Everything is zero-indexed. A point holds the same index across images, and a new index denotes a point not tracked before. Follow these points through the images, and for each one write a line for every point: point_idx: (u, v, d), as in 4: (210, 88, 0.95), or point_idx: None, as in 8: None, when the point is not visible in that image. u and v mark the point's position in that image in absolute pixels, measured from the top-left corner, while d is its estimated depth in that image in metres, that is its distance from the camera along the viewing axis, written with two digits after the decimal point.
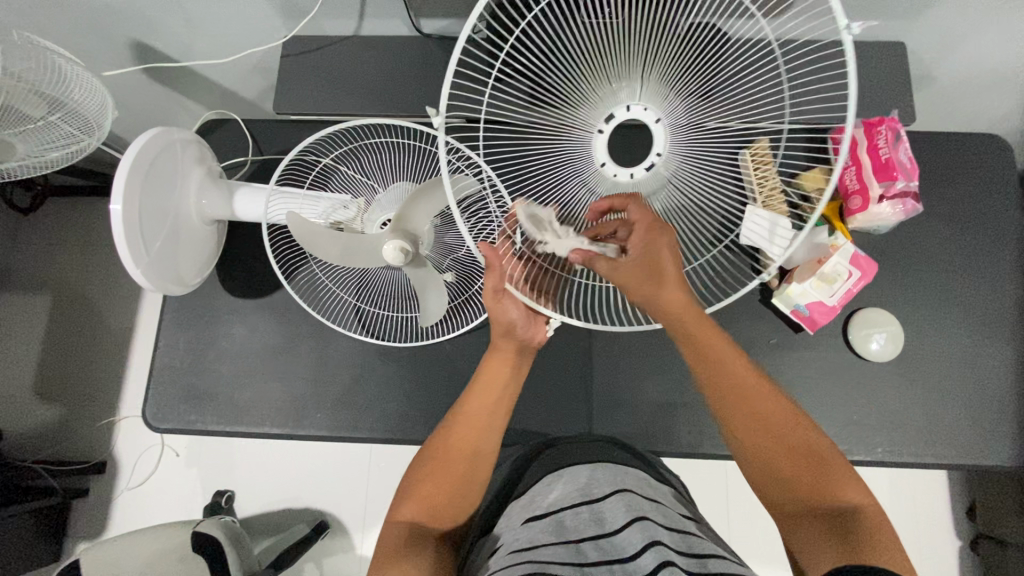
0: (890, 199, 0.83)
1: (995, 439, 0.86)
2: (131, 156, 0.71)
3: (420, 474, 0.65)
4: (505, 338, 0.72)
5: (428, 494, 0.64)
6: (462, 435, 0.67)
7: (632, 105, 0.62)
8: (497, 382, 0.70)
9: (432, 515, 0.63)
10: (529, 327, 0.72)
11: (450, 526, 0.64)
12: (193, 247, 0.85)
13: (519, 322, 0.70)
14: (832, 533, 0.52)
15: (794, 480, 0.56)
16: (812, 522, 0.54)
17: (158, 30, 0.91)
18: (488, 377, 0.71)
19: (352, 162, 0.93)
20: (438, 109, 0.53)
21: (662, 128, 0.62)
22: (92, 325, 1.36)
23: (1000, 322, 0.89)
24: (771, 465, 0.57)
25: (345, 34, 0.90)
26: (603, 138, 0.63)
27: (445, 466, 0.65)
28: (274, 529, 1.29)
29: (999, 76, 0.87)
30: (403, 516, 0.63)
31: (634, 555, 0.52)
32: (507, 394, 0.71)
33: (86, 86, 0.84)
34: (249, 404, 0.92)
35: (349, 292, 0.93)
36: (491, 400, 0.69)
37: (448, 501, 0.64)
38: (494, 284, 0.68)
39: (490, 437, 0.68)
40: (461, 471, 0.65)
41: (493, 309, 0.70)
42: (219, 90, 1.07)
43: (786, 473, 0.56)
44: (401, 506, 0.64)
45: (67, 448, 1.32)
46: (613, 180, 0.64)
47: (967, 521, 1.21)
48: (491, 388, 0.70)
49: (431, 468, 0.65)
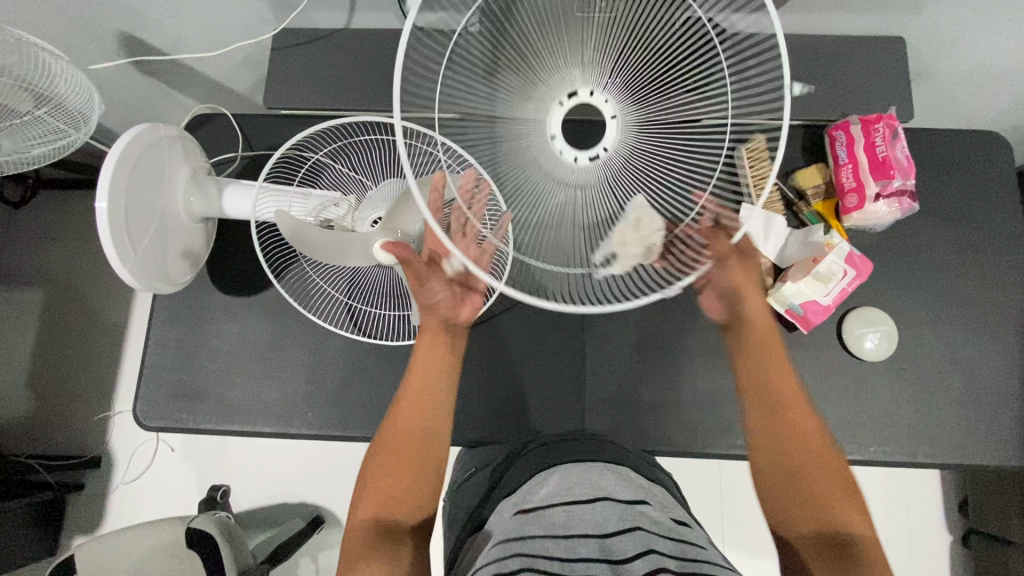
0: (886, 198, 0.82)
1: (988, 438, 0.86)
2: (117, 153, 0.71)
3: (375, 467, 0.65)
4: (430, 316, 0.72)
5: (379, 492, 0.64)
6: (405, 423, 0.67)
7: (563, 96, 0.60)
8: (433, 365, 0.70)
9: (391, 507, 0.64)
10: (456, 306, 0.73)
11: (415, 518, 0.64)
12: (181, 246, 0.83)
13: (445, 301, 0.72)
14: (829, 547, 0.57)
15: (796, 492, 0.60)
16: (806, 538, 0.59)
17: (147, 23, 0.89)
18: (423, 369, 0.70)
19: (343, 160, 0.92)
20: (401, 27, 0.51)
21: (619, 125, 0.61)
22: (85, 320, 1.36)
23: (994, 320, 0.88)
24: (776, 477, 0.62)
25: (335, 27, 0.89)
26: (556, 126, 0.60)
27: (395, 460, 0.65)
28: (271, 524, 1.29)
29: (998, 73, 0.86)
30: (363, 516, 0.63)
31: (625, 559, 0.53)
32: (447, 375, 0.70)
33: (72, 80, 0.83)
34: (240, 402, 0.92)
35: (340, 290, 0.92)
36: (429, 380, 0.69)
37: (405, 496, 0.64)
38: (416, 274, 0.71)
39: (435, 420, 0.68)
40: (413, 462, 0.65)
41: (420, 293, 0.72)
42: (210, 83, 1.05)
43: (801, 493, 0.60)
44: (358, 507, 0.65)
45: (62, 443, 1.32)
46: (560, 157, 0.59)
47: (960, 516, 1.22)
48: (427, 377, 0.69)
49: (383, 465, 0.65)
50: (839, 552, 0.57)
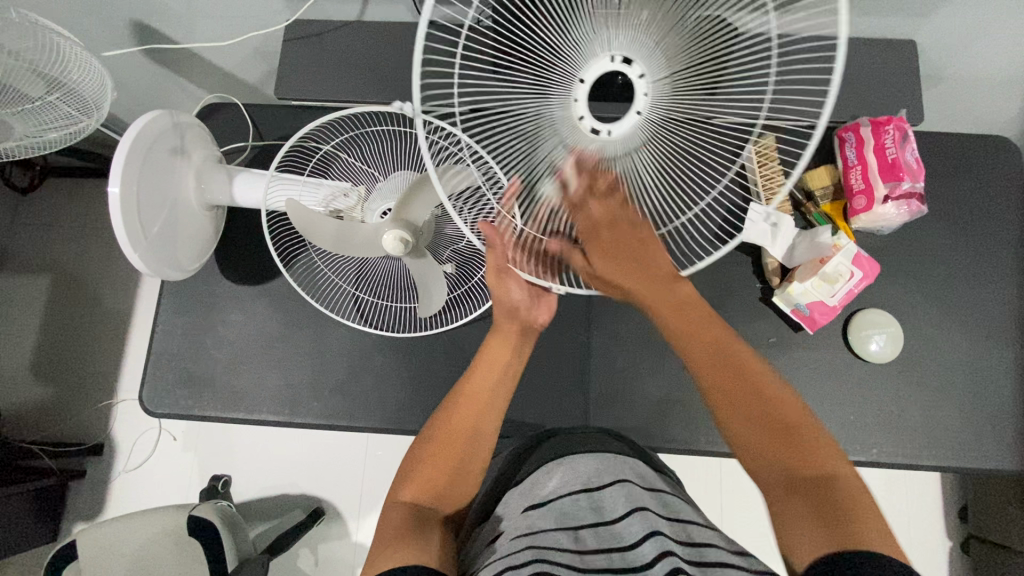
0: (895, 200, 0.83)
1: (992, 442, 0.86)
2: (130, 139, 0.71)
3: (422, 453, 0.67)
4: (509, 319, 0.75)
5: (427, 475, 0.65)
6: (463, 416, 0.69)
7: (616, 54, 0.55)
8: (500, 361, 0.73)
9: (433, 496, 0.64)
10: (536, 306, 0.75)
11: (450, 508, 0.65)
12: (192, 234, 0.84)
13: (521, 304, 0.74)
14: (811, 505, 0.50)
15: (765, 437, 0.54)
16: (794, 497, 0.51)
17: (161, 11, 0.89)
18: (487, 362, 0.73)
19: (353, 150, 0.92)
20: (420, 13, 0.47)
21: (640, 121, 0.57)
22: (90, 308, 1.36)
23: (1000, 325, 0.88)
24: (752, 433, 0.54)
25: (347, 18, 0.89)
26: (583, 89, 0.56)
27: (448, 446, 0.67)
28: (270, 514, 1.29)
29: (1008, 77, 0.86)
30: (403, 497, 0.63)
31: (634, 544, 0.53)
32: (509, 372, 0.74)
33: (84, 66, 0.83)
34: (245, 390, 0.92)
35: (348, 282, 0.92)
36: (495, 376, 0.72)
37: (448, 486, 0.65)
38: (496, 262, 0.70)
39: (492, 416, 0.70)
40: (465, 447, 0.67)
41: (497, 289, 0.72)
42: (221, 73, 1.06)
43: (764, 440, 0.54)
44: (401, 489, 0.65)
45: (64, 429, 1.32)
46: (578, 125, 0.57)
47: (958, 521, 1.22)
48: (491, 368, 0.73)
49: (433, 449, 0.66)
50: (825, 511, 0.49)
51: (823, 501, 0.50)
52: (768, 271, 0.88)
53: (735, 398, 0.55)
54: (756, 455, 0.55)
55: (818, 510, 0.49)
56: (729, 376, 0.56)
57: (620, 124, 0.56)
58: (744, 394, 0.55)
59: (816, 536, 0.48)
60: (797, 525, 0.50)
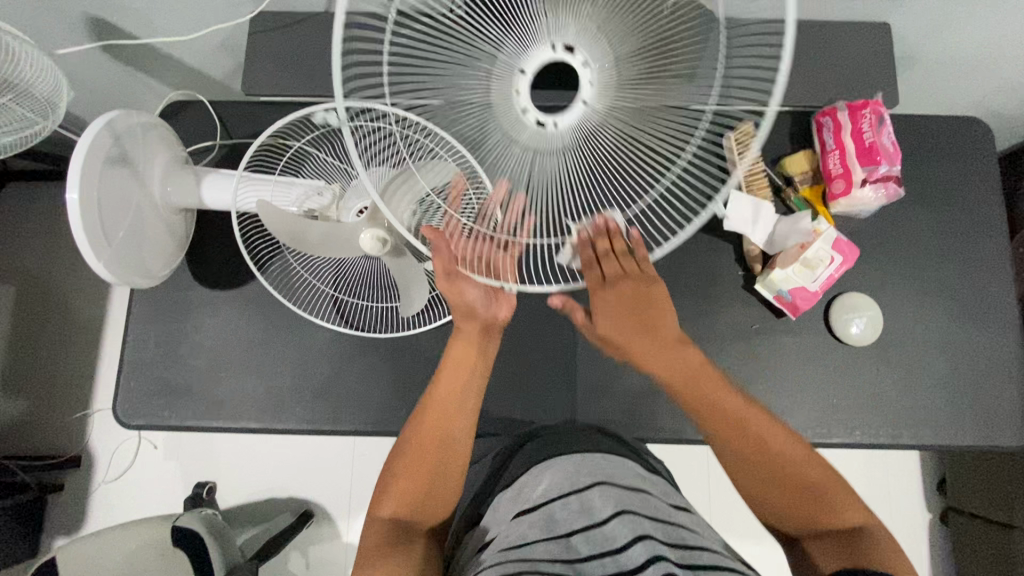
0: (873, 183, 0.83)
1: (970, 421, 0.88)
2: (86, 144, 0.68)
3: (398, 466, 0.66)
4: (467, 320, 0.73)
5: (405, 488, 0.65)
6: (435, 425, 0.68)
7: (558, 44, 0.54)
8: (463, 367, 0.72)
9: (412, 508, 0.64)
10: (490, 305, 0.73)
11: (429, 518, 0.65)
12: (159, 239, 0.81)
13: (477, 303, 0.71)
14: (837, 546, 0.58)
15: (796, 503, 0.62)
16: (821, 542, 0.60)
17: (117, 6, 0.85)
18: (451, 370, 0.71)
19: (326, 147, 0.90)
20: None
21: (585, 112, 0.55)
22: (58, 317, 1.32)
23: (976, 304, 0.90)
24: (766, 494, 0.64)
25: (316, 10, 0.85)
26: (524, 80, 0.54)
27: (422, 456, 0.66)
28: (258, 519, 1.27)
29: (981, 59, 0.87)
30: (383, 512, 0.63)
31: (624, 546, 0.53)
32: (474, 377, 0.72)
33: (38, 66, 0.79)
34: (224, 399, 0.90)
35: (326, 283, 0.90)
36: (460, 384, 0.70)
37: (428, 496, 0.65)
38: (445, 266, 0.66)
39: (464, 424, 0.69)
40: (439, 458, 0.66)
41: (448, 290, 0.69)
42: (186, 69, 1.02)
43: (784, 498, 0.63)
44: (381, 502, 0.64)
45: (39, 443, 1.28)
46: (520, 115, 0.55)
47: (938, 494, 1.26)
48: (456, 377, 0.71)
49: (409, 461, 0.66)
50: (850, 547, 0.57)
51: (849, 543, 0.58)
52: (749, 258, 0.88)
53: (743, 457, 0.65)
54: (755, 485, 0.64)
55: (842, 544, 0.58)
56: (740, 441, 0.65)
57: (566, 115, 0.55)
58: (765, 467, 0.64)
59: (841, 562, 0.56)
60: (825, 566, 0.58)
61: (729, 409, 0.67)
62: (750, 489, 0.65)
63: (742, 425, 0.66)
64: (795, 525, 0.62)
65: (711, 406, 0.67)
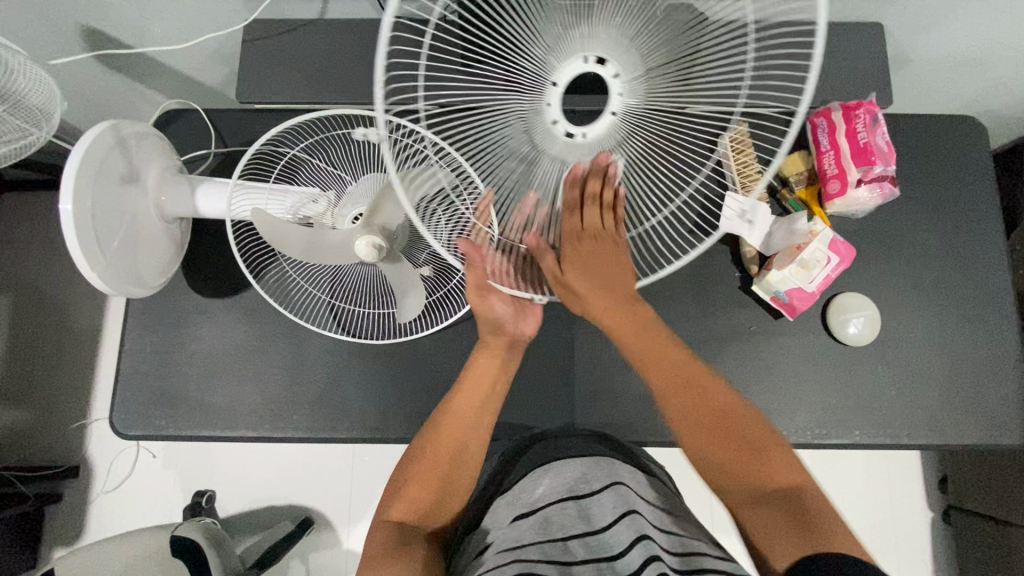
0: (868, 183, 0.82)
1: (969, 419, 0.88)
2: (80, 153, 0.68)
3: (408, 471, 0.66)
4: (495, 335, 0.75)
5: (414, 493, 0.65)
6: (449, 432, 0.68)
7: (589, 56, 0.56)
8: (484, 377, 0.73)
9: (420, 512, 0.64)
10: (518, 322, 0.75)
11: (437, 524, 0.64)
12: (154, 248, 0.81)
13: (505, 318, 0.74)
14: (787, 519, 0.56)
15: (742, 467, 0.61)
16: (764, 511, 0.58)
17: (110, 15, 0.85)
18: (471, 379, 0.72)
19: (321, 155, 0.90)
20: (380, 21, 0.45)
21: (615, 121, 0.58)
22: (56, 326, 1.31)
23: (973, 303, 0.90)
24: (714, 452, 0.63)
25: (309, 17, 0.85)
26: (556, 92, 0.56)
27: (432, 462, 0.66)
28: (257, 527, 1.27)
29: (973, 58, 0.87)
30: (390, 516, 0.63)
31: (621, 552, 0.53)
32: (496, 388, 0.73)
33: (32, 76, 0.80)
34: (222, 407, 0.89)
35: (323, 290, 0.90)
36: (481, 392, 0.72)
37: (435, 501, 0.65)
38: (476, 280, 0.69)
39: (480, 432, 0.69)
40: (449, 464, 0.67)
41: (478, 305, 0.72)
42: (181, 77, 1.02)
43: (736, 466, 0.61)
44: (388, 507, 0.64)
45: (37, 454, 1.28)
46: (550, 127, 0.58)
47: (939, 492, 1.26)
48: (477, 385, 0.72)
49: (419, 466, 0.66)
50: (801, 522, 0.55)
51: (799, 517, 0.55)
52: (748, 259, 0.88)
53: (694, 419, 0.64)
54: (731, 487, 0.61)
55: (794, 521, 0.55)
56: (694, 408, 0.65)
57: (595, 126, 0.58)
58: (714, 428, 0.63)
59: (791, 543, 0.54)
60: (775, 538, 0.55)
61: (689, 373, 0.66)
62: (701, 449, 0.63)
63: (698, 395, 0.65)
64: (742, 491, 0.60)
65: (667, 372, 0.67)
